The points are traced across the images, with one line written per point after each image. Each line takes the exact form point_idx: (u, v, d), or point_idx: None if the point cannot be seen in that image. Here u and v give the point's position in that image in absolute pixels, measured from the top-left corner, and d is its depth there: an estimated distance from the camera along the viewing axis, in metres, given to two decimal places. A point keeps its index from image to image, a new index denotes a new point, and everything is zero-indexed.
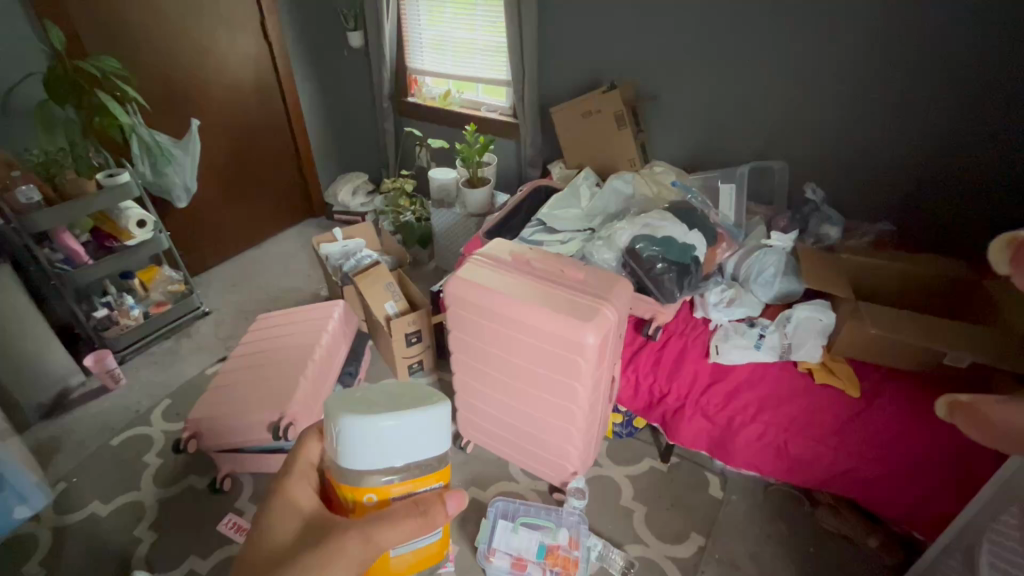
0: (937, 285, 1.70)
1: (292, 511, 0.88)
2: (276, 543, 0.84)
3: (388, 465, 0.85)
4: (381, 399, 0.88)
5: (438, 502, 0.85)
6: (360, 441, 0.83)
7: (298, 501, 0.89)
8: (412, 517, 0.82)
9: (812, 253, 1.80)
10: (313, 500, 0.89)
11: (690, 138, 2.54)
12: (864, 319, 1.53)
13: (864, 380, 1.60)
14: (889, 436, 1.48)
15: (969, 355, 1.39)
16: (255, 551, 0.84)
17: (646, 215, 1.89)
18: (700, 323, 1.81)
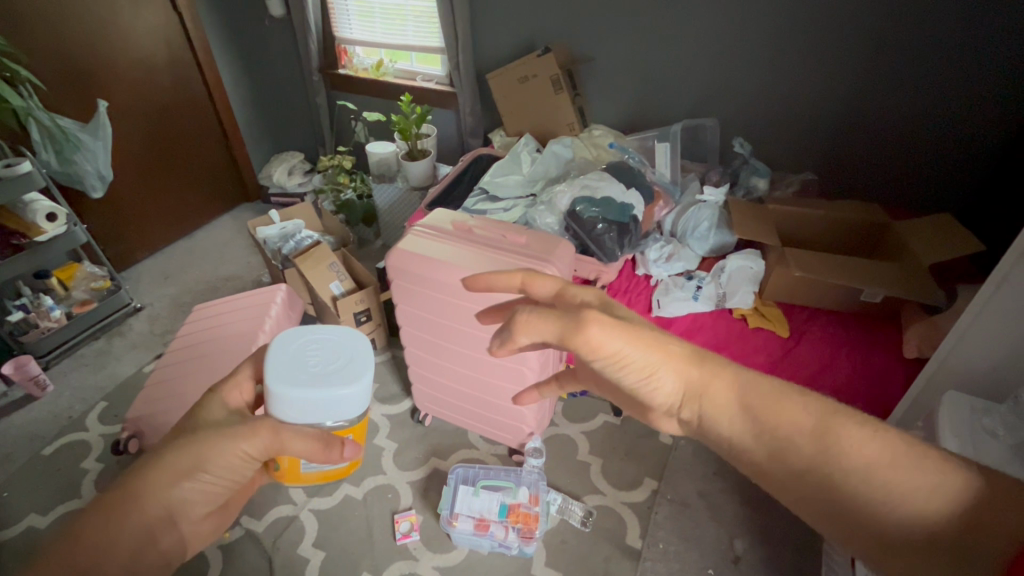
0: (854, 228, 1.82)
1: (218, 404, 0.87)
2: (204, 417, 0.84)
3: (320, 420, 0.89)
4: (318, 361, 0.91)
5: (339, 441, 0.88)
6: (292, 399, 0.86)
7: (228, 398, 0.89)
8: (318, 440, 0.85)
9: (741, 206, 1.88)
10: (240, 405, 0.89)
11: (627, 100, 2.57)
12: (790, 264, 1.64)
13: (792, 321, 1.70)
14: (815, 370, 1.59)
15: (881, 291, 1.53)
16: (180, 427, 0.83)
17: (585, 177, 1.93)
18: (642, 279, 1.87)
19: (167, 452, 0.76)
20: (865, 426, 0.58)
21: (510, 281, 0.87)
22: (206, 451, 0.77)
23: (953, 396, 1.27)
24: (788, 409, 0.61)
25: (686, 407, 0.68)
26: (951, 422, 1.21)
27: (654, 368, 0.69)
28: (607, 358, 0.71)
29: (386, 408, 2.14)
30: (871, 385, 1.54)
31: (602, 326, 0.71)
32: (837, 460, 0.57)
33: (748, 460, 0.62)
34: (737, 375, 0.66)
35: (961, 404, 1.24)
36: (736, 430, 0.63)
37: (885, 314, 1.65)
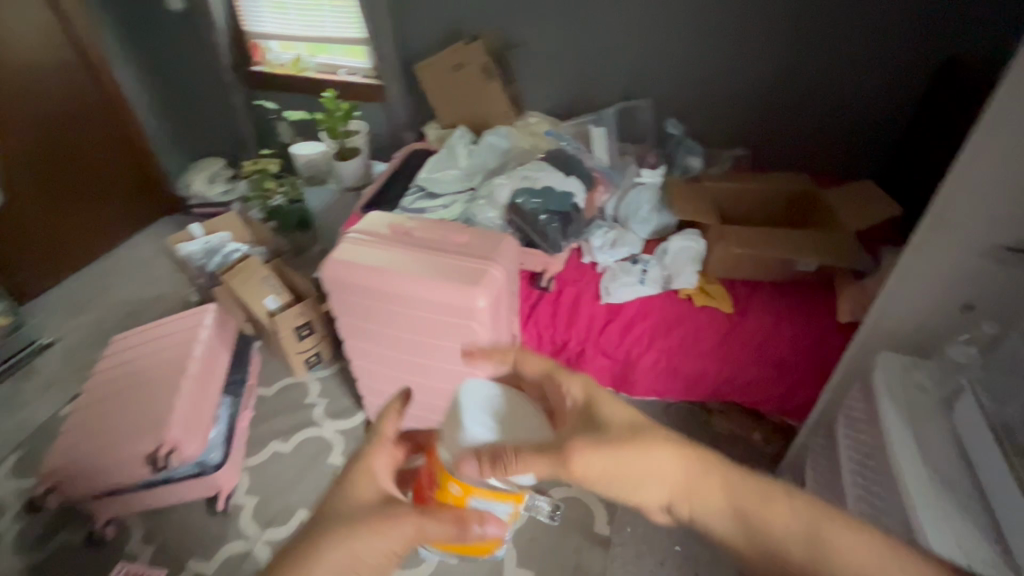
0: (785, 200, 1.89)
1: (366, 478, 0.82)
2: (346, 501, 0.78)
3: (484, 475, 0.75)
4: (508, 414, 0.82)
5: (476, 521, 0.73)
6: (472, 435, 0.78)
7: (375, 468, 0.83)
8: (452, 524, 0.73)
9: (678, 185, 1.90)
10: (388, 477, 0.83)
11: (560, 85, 2.53)
12: (729, 240, 1.67)
13: (734, 295, 1.74)
14: (757, 342, 1.67)
15: (815, 260, 1.59)
16: (326, 510, 0.78)
17: (524, 167, 1.89)
18: (589, 268, 1.87)
19: (314, 547, 0.72)
20: (850, 527, 0.64)
21: (504, 358, 0.94)
22: (356, 542, 0.72)
23: (886, 356, 1.33)
24: (779, 511, 0.66)
25: (678, 506, 0.70)
26: (887, 381, 1.27)
27: (648, 473, 0.69)
28: (593, 481, 0.70)
29: (338, 423, 2.04)
30: (810, 352, 1.63)
31: (587, 458, 0.70)
32: (830, 563, 0.63)
33: (741, 559, 0.67)
34: (725, 474, 0.69)
35: (894, 363, 1.30)
36: (729, 531, 0.67)
37: (818, 281, 1.72)
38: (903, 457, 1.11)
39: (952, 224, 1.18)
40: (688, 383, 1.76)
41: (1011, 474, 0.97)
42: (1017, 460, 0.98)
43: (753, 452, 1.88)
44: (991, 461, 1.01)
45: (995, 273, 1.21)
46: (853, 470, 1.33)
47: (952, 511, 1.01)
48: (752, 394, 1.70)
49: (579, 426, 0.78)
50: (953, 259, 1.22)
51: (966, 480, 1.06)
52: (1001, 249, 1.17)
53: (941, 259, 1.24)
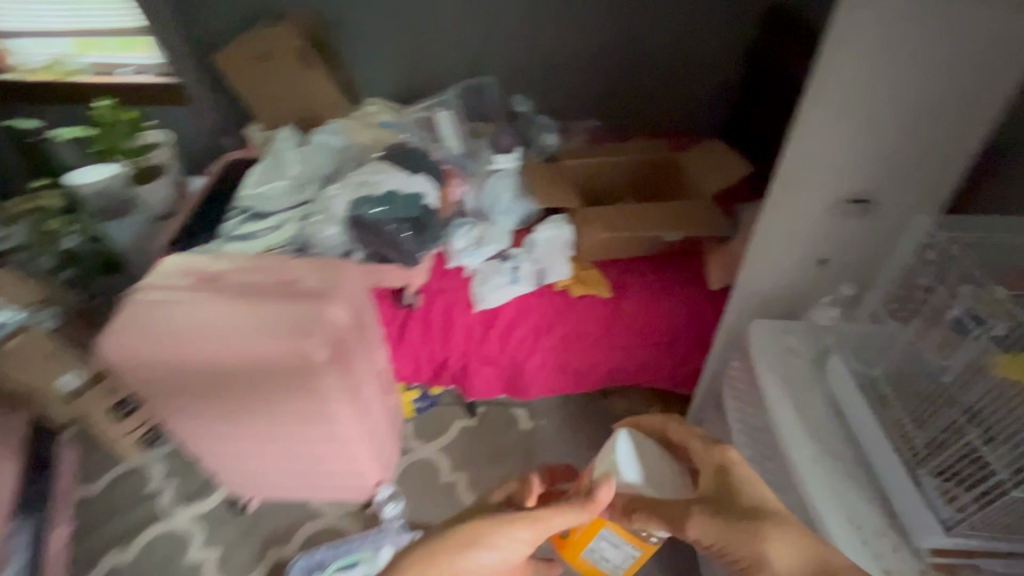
0: (644, 168, 1.82)
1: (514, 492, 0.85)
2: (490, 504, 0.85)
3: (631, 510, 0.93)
4: (659, 469, 0.95)
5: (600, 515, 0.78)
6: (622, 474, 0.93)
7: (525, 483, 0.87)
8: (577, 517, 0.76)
9: (536, 168, 1.76)
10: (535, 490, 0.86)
11: (395, 66, 2.26)
12: (594, 226, 1.58)
13: (611, 278, 1.64)
14: (640, 323, 1.61)
15: (678, 233, 1.54)
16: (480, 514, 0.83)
17: (360, 170, 1.62)
18: (455, 273, 1.67)
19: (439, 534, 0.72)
20: None
21: (652, 430, 1.00)
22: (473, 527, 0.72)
23: (761, 322, 1.31)
24: None
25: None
26: (762, 350, 1.23)
27: (760, 557, 0.71)
28: (709, 549, 0.77)
29: (193, 509, 1.68)
30: (689, 323, 1.60)
31: (702, 521, 0.77)
32: None
33: None
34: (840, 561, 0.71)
35: (767, 329, 1.29)
36: None
37: (687, 250, 1.68)
38: (789, 428, 1.06)
39: (799, 183, 1.17)
40: (580, 376, 1.69)
41: (887, 437, 0.95)
42: (890, 419, 0.96)
43: None
44: (868, 425, 0.98)
45: (839, 225, 1.24)
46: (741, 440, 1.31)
47: (844, 482, 0.97)
48: (641, 372, 1.67)
49: (712, 494, 0.81)
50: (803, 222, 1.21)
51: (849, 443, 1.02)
52: (842, 203, 1.20)
53: (794, 220, 1.23)
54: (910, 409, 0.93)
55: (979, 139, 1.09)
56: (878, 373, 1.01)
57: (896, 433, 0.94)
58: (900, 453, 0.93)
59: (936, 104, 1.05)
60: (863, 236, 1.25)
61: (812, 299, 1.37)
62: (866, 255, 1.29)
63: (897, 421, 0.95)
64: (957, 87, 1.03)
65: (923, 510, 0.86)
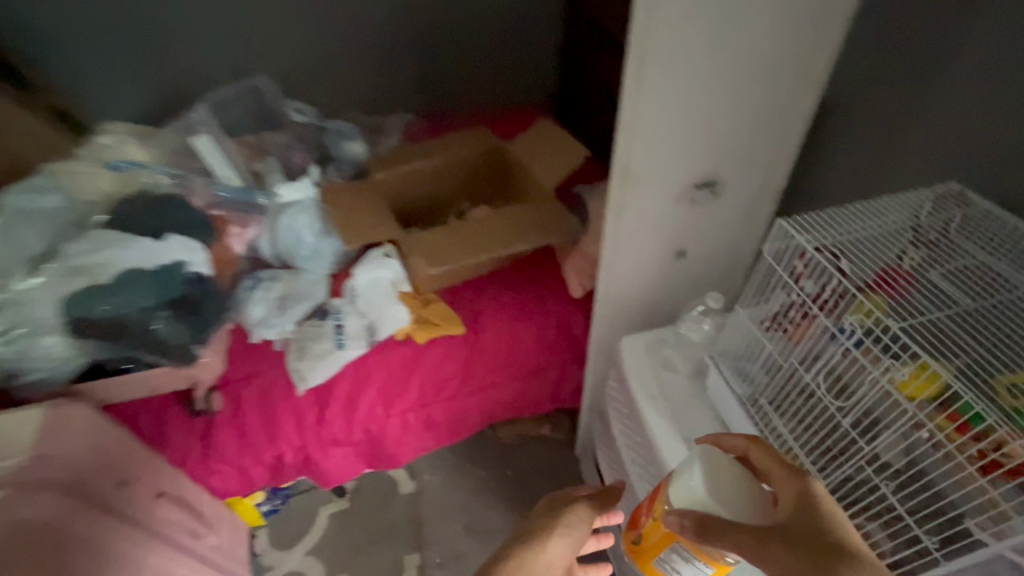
0: (472, 165, 1.55)
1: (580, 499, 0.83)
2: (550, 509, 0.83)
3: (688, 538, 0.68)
4: (729, 488, 0.70)
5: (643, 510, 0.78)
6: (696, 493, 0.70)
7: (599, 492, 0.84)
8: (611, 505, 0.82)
9: (340, 190, 1.40)
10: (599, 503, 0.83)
11: (134, 79, 1.72)
12: (420, 261, 1.30)
13: (461, 309, 1.38)
14: (506, 353, 1.38)
15: (521, 248, 1.33)
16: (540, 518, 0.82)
17: (72, 245, 1.13)
18: (263, 350, 1.28)
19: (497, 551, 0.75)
20: None
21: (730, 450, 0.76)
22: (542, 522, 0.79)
23: (630, 340, 1.13)
24: None
25: None
26: (641, 382, 1.07)
27: None
28: None
29: None
30: (557, 343, 1.41)
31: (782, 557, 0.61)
32: None
33: None
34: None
35: (637, 345, 1.12)
36: None
37: (540, 257, 1.47)
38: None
39: (642, 180, 1.00)
40: (454, 427, 1.43)
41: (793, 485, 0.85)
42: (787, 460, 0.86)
43: (543, 448, 1.68)
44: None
45: (689, 216, 1.10)
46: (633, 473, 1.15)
47: None
48: (517, 406, 1.46)
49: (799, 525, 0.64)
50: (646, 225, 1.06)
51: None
52: (688, 193, 1.05)
53: (644, 220, 1.07)
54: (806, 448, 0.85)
55: (802, 97, 0.98)
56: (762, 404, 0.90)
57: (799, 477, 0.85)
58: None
59: (764, 76, 0.93)
60: (714, 223, 1.13)
61: (676, 296, 1.24)
62: (720, 243, 1.17)
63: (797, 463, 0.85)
64: (782, 55, 0.91)
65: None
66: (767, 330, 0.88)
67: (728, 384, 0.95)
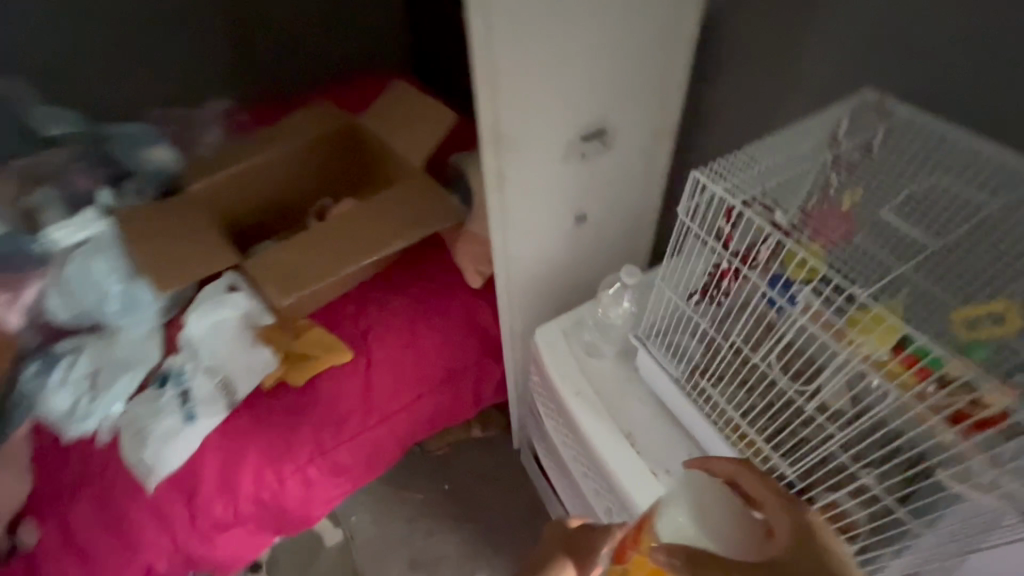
0: (321, 153, 1.28)
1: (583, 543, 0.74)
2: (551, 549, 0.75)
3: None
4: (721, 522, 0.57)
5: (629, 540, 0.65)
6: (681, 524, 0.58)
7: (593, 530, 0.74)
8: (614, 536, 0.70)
9: (144, 215, 1.08)
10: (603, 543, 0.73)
11: None
12: (270, 292, 1.04)
13: (343, 330, 1.15)
14: (410, 367, 1.16)
15: (396, 248, 1.10)
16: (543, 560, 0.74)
17: None
18: (87, 448, 0.99)
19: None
20: None
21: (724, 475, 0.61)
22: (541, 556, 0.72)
23: (545, 330, 0.97)
24: None
25: None
26: (566, 377, 0.91)
27: None
28: None
29: None
30: (467, 344, 1.21)
31: None
32: None
33: None
34: None
35: (554, 334, 0.96)
36: None
37: (426, 248, 1.26)
38: (643, 495, 0.80)
39: (518, 143, 0.82)
40: (371, 465, 1.17)
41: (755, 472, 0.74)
42: (743, 444, 0.75)
43: (481, 453, 1.52)
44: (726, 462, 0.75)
45: (583, 175, 0.93)
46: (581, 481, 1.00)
47: None
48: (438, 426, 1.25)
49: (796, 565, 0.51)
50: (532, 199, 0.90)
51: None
52: (576, 148, 0.88)
53: (531, 189, 0.89)
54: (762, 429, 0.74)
55: (682, 10, 0.81)
56: (703, 384, 0.78)
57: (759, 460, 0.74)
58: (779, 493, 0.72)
59: None
60: (613, 177, 0.97)
61: (587, 266, 1.09)
62: (624, 198, 1.02)
63: (753, 445, 0.74)
64: None
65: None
66: (694, 303, 0.75)
67: (662, 365, 0.83)
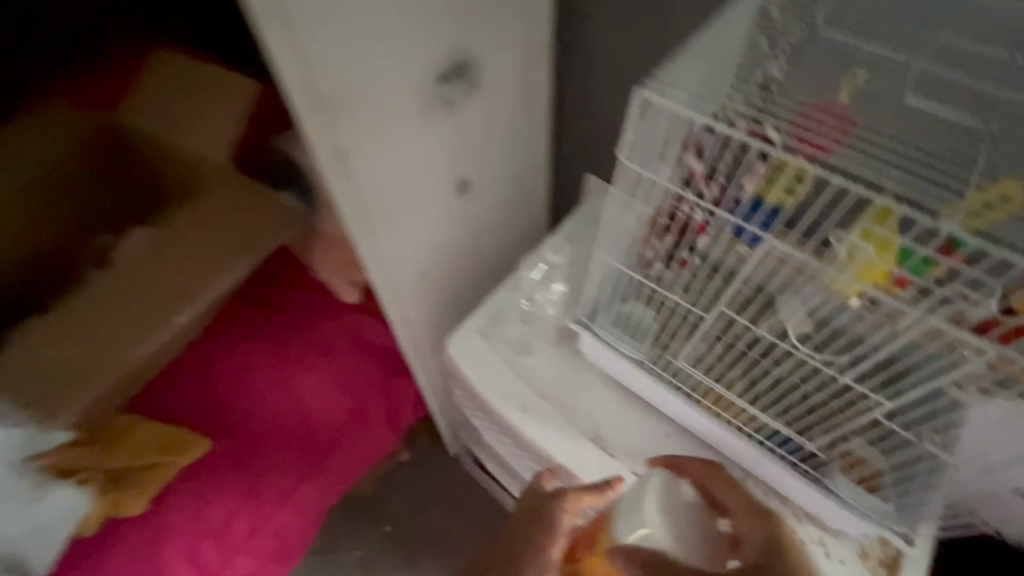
0: (74, 170, 0.92)
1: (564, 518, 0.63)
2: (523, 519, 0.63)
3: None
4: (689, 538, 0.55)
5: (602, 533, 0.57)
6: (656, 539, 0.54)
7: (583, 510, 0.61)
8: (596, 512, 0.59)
9: None
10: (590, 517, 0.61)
11: None
12: (41, 407, 0.74)
13: (185, 413, 0.86)
14: (293, 424, 0.90)
15: (216, 294, 0.80)
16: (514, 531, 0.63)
17: None
18: None
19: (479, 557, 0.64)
20: None
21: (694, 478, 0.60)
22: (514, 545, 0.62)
23: (460, 337, 0.75)
24: None
25: None
26: (496, 385, 0.72)
27: None
28: None
29: None
30: (366, 373, 0.96)
31: None
32: None
33: None
34: None
35: (473, 339, 0.75)
36: None
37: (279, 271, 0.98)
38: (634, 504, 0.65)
39: (355, 103, 0.57)
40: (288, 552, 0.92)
41: (759, 450, 0.61)
42: (727, 411, 0.62)
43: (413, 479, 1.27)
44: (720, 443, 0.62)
45: (455, 130, 0.70)
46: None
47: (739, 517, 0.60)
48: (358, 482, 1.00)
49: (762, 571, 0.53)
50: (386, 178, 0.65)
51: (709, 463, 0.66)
52: (438, 95, 0.65)
53: (393, 162, 0.65)
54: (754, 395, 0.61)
55: None
56: (673, 361, 0.63)
57: (755, 435, 0.61)
58: (791, 466, 0.59)
59: None
60: (493, 123, 0.76)
61: (486, 239, 0.88)
62: (510, 147, 0.81)
63: (746, 416, 0.61)
64: None
65: (862, 523, 0.56)
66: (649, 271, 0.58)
67: (616, 348, 0.67)
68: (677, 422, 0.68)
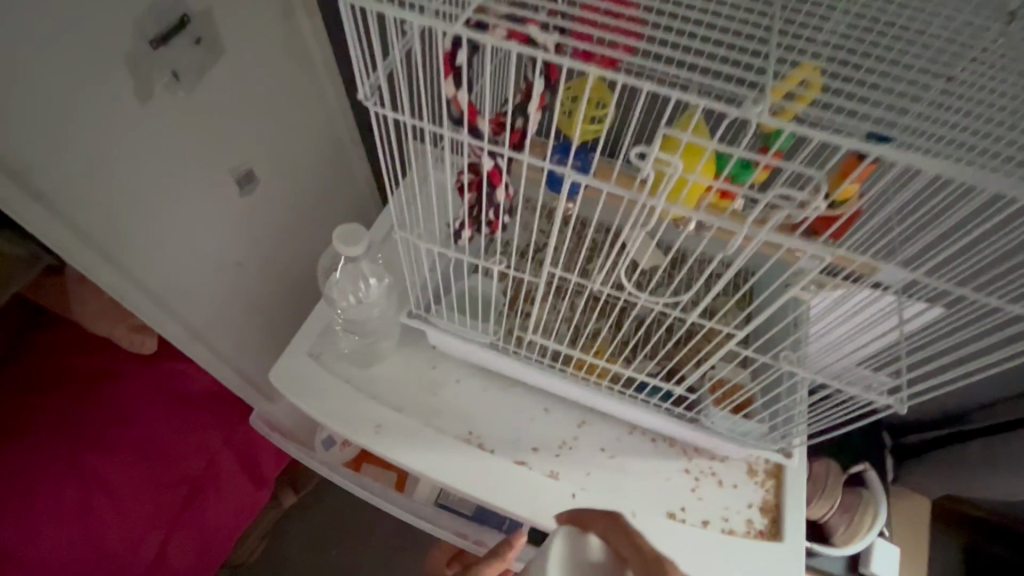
0: None
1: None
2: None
3: None
4: None
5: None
6: None
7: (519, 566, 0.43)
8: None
9: None
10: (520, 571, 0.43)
11: None
12: None
13: None
14: (115, 518, 0.72)
15: None
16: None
17: None
18: None
19: None
20: None
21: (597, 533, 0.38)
22: None
23: (285, 365, 0.61)
24: None
25: None
26: (337, 415, 0.59)
27: None
28: None
29: None
30: (200, 428, 0.80)
31: None
32: None
33: None
34: None
35: (301, 363, 0.61)
36: None
37: (38, 336, 0.76)
38: (532, 503, 0.57)
39: (13, 91, 0.40)
40: None
41: (634, 406, 0.56)
42: (595, 376, 0.57)
43: (300, 525, 1.07)
44: (596, 410, 0.57)
45: (204, 108, 0.55)
46: (451, 539, 0.74)
47: (627, 479, 0.59)
48: (229, 534, 0.89)
49: None
50: (101, 186, 0.48)
51: (592, 428, 0.61)
52: (159, 63, 0.49)
53: (116, 164, 0.48)
54: (617, 345, 0.56)
55: None
56: (526, 336, 0.55)
57: (628, 386, 0.57)
58: (665, 412, 0.56)
59: None
60: (262, 94, 0.61)
61: (294, 241, 0.73)
62: (296, 117, 0.67)
63: (613, 377, 0.56)
64: None
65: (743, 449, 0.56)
66: (461, 240, 0.43)
67: (461, 337, 0.57)
68: (553, 394, 0.62)
